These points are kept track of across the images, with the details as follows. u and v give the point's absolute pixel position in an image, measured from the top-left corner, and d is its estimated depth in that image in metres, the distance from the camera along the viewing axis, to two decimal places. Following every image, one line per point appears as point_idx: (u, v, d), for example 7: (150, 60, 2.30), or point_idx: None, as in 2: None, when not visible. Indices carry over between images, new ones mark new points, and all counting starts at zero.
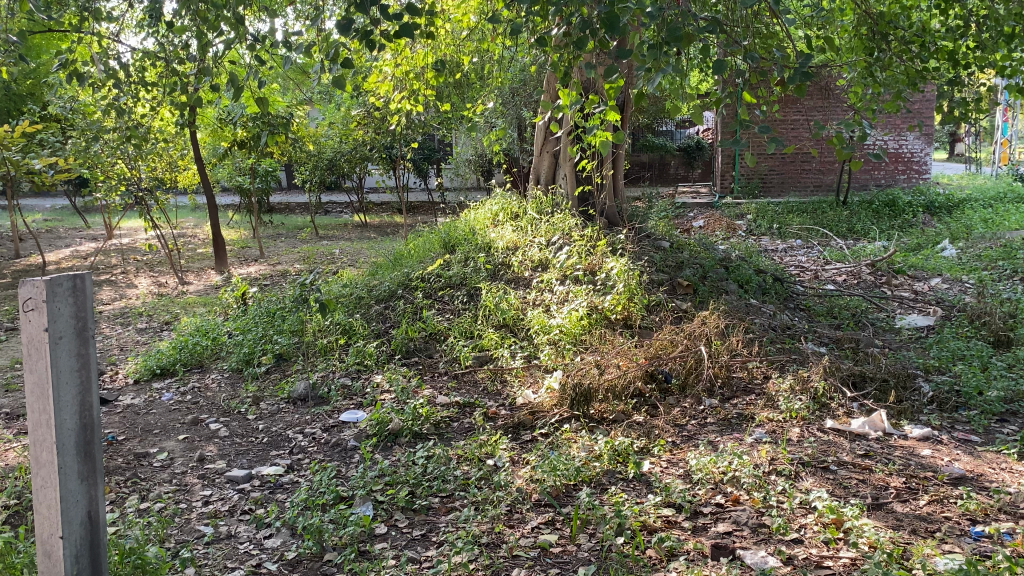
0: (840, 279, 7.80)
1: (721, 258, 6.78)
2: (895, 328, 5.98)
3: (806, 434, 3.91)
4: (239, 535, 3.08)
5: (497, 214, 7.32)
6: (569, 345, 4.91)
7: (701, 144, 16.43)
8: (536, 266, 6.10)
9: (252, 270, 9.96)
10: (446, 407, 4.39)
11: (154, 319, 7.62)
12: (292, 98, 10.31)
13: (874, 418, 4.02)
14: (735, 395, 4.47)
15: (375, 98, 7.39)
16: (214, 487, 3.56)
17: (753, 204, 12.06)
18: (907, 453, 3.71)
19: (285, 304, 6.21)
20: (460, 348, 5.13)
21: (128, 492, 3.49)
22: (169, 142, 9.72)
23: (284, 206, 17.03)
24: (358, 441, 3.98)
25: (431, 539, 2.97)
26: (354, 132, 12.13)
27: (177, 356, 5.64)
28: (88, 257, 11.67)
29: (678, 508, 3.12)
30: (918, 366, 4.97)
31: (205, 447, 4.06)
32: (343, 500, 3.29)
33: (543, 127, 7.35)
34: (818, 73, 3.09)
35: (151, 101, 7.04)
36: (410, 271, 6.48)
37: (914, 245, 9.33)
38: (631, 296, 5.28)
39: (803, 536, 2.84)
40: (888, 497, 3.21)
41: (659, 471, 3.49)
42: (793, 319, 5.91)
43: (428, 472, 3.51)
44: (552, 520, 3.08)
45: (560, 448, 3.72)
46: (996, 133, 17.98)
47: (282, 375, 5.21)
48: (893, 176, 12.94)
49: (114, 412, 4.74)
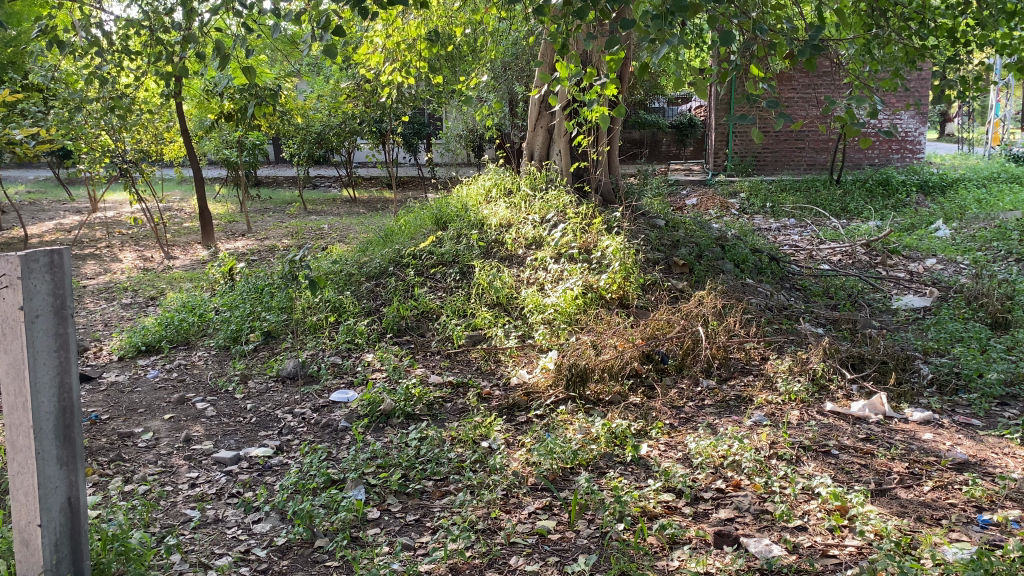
0: (835, 259, 7.74)
1: (716, 236, 6.69)
2: (891, 309, 5.92)
3: (806, 417, 3.84)
4: (227, 520, 2.98)
5: (490, 189, 7.19)
6: (564, 325, 4.82)
7: (694, 122, 16.24)
8: (530, 244, 6.00)
9: (240, 245, 9.81)
10: (439, 387, 4.30)
11: (139, 294, 7.48)
12: (280, 69, 10.11)
13: (874, 400, 3.95)
14: (732, 376, 4.40)
15: (365, 69, 7.22)
16: (201, 469, 3.46)
17: (746, 182, 11.97)
18: (908, 437, 3.65)
19: (273, 280, 6.09)
20: (453, 327, 5.02)
21: (112, 473, 3.38)
22: (155, 114, 9.51)
23: (271, 180, 16.80)
24: (349, 422, 3.89)
25: (425, 525, 2.89)
26: (343, 105, 11.93)
27: (163, 333, 5.52)
28: (72, 230, 11.46)
29: (678, 494, 3.05)
30: (917, 348, 4.91)
31: (191, 427, 3.95)
32: (334, 483, 3.20)
33: (538, 100, 7.20)
34: (827, 46, 2.97)
35: (135, 70, 6.86)
36: (401, 248, 6.36)
37: (908, 225, 9.27)
38: (627, 275, 5.19)
39: (807, 524, 2.77)
40: (892, 482, 3.14)
41: (657, 455, 3.42)
42: (790, 299, 5.83)
43: (422, 454, 3.42)
44: (550, 505, 3.00)
45: (556, 431, 3.64)
46: (990, 113, 17.89)
47: (271, 353, 5.11)
48: (886, 155, 12.92)
49: (97, 390, 4.63)
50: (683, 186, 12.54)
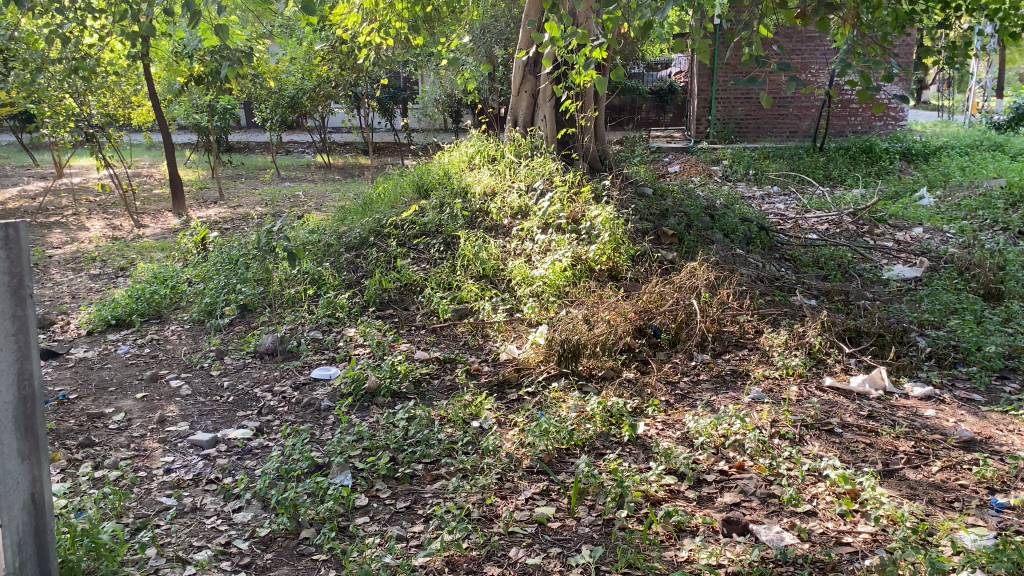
0: (822, 228, 7.62)
1: (705, 205, 6.54)
2: (882, 279, 5.81)
3: (805, 393, 3.73)
4: (205, 509, 2.81)
5: (473, 157, 6.98)
6: (553, 298, 4.68)
7: (675, 88, 15.92)
8: (516, 214, 5.83)
9: (212, 213, 9.53)
10: (426, 363, 4.14)
11: (108, 265, 7.19)
12: (252, 30, 9.74)
13: (874, 374, 3.85)
14: (727, 350, 4.28)
15: (341, 30, 6.94)
16: (176, 452, 3.27)
17: (728, 149, 11.84)
18: (910, 413, 3.55)
19: (248, 251, 5.86)
20: (438, 300, 4.85)
21: (81, 459, 3.18)
22: (121, 76, 9.17)
23: (243, 146, 16.40)
24: (332, 401, 3.73)
25: (417, 512, 2.74)
26: (317, 68, 11.56)
27: (134, 306, 5.28)
28: (36, 197, 11.06)
29: (680, 476, 2.92)
30: (911, 320, 4.80)
31: (165, 407, 3.75)
32: (319, 468, 3.03)
33: (522, 62, 6.96)
34: (840, 5, 2.80)
35: (98, 29, 6.52)
36: (382, 217, 6.15)
37: (892, 192, 9.18)
38: (617, 245, 5.03)
39: (817, 508, 2.66)
40: (899, 462, 3.04)
41: (655, 434, 3.28)
42: (781, 269, 5.70)
43: (410, 436, 3.25)
44: (547, 490, 2.86)
45: (549, 409, 3.50)
46: (970, 81, 17.83)
47: (247, 327, 4.91)
48: (869, 122, 12.79)
49: (65, 366, 4.41)
50: (665, 152, 12.38)
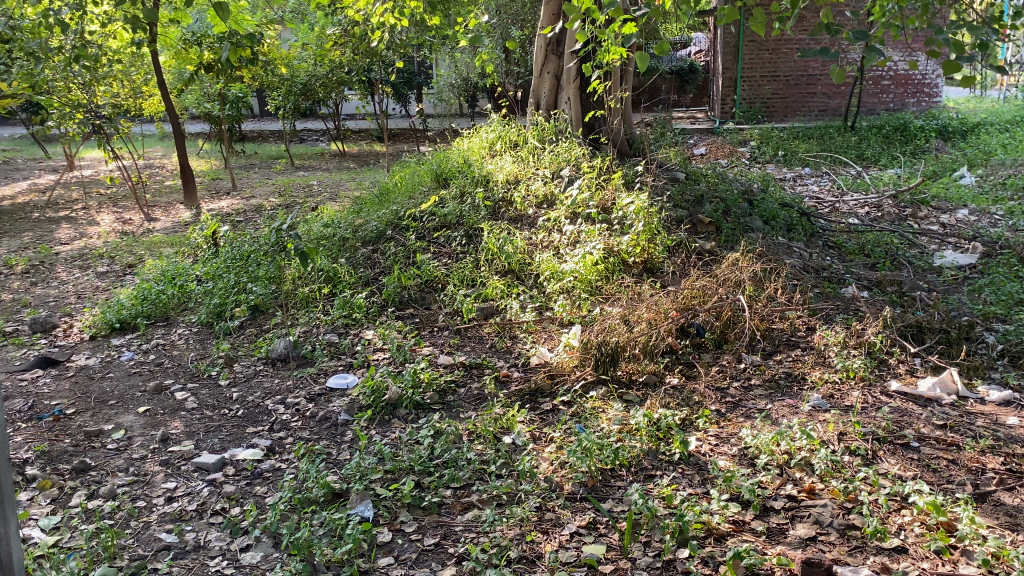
0: (862, 211, 7.23)
1: (741, 189, 6.15)
2: (935, 267, 5.41)
3: (870, 400, 3.36)
4: (210, 547, 2.50)
5: (494, 143, 6.62)
6: (585, 294, 4.35)
7: (696, 67, 15.40)
8: (541, 203, 5.47)
9: (224, 204, 9.24)
10: (450, 370, 3.81)
11: (116, 261, 6.91)
12: (263, 16, 9.39)
13: (945, 378, 3.48)
14: (779, 350, 3.91)
15: (355, 11, 6.60)
16: (179, 477, 2.96)
17: (756, 129, 11.39)
18: (991, 422, 3.17)
19: (260, 246, 5.57)
20: (461, 298, 4.52)
21: (74, 487, 2.89)
22: (129, 64, 8.86)
23: (256, 134, 16.12)
24: (350, 415, 3.41)
25: (448, 551, 2.43)
26: (329, 54, 11.19)
27: (139, 308, 4.97)
28: (47, 191, 10.82)
29: (743, 503, 2.58)
30: (975, 313, 4.41)
31: (168, 424, 3.44)
32: (335, 496, 2.71)
33: (544, 41, 6.60)
34: None
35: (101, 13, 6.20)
36: (399, 208, 5.82)
37: (931, 172, 8.74)
38: (652, 236, 4.67)
39: (906, 543, 2.32)
40: (991, 483, 2.68)
41: (709, 451, 2.94)
42: (826, 258, 5.32)
43: (436, 455, 2.93)
44: (593, 522, 2.53)
45: (589, 422, 3.17)
46: (1000, 54, 17.20)
47: (259, 329, 4.60)
48: (902, 99, 12.28)
49: (64, 377, 4.12)
50: (690, 134, 11.95)
